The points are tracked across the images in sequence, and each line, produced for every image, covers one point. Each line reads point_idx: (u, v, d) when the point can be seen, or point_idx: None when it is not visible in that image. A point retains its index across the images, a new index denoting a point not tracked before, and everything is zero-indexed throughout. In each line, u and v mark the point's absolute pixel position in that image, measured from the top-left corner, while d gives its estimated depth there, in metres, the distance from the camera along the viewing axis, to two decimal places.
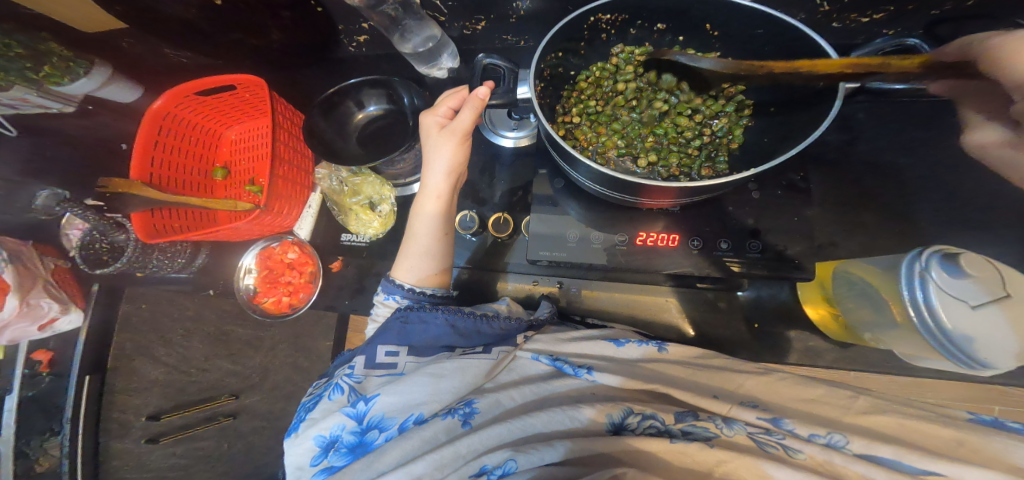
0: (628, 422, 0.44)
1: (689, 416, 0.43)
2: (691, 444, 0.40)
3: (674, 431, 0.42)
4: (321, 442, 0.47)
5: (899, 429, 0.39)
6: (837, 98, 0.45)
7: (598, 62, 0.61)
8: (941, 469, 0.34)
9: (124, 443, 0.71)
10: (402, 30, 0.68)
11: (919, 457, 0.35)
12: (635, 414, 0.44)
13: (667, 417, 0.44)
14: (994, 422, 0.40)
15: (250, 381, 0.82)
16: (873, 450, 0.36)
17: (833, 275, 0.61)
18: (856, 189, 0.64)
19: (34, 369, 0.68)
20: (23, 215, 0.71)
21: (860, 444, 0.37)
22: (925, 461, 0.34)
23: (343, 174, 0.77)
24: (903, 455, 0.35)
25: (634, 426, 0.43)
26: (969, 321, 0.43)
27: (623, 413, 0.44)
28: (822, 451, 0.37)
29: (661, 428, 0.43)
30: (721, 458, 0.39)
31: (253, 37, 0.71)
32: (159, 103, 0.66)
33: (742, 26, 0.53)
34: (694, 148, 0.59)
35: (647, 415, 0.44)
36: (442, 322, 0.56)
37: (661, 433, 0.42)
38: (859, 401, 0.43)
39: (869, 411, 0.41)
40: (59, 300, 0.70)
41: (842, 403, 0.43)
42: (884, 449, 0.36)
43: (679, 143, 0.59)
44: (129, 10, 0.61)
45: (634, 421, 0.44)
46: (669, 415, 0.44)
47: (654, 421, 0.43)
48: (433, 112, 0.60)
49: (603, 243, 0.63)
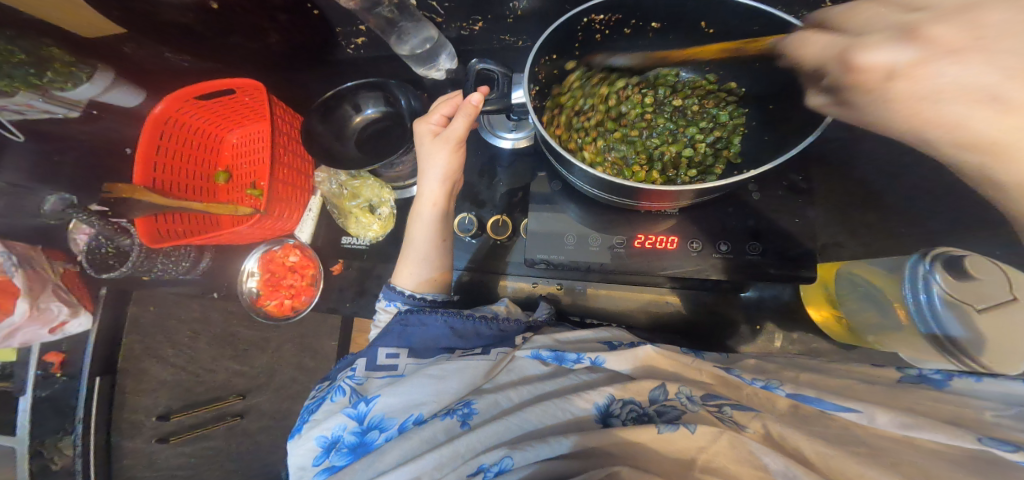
0: (612, 409, 0.44)
1: (661, 395, 0.45)
2: (675, 430, 0.40)
3: (651, 413, 0.43)
4: (323, 442, 0.47)
5: (825, 384, 0.44)
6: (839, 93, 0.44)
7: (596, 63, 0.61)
8: (854, 407, 0.38)
9: (135, 443, 0.73)
10: (399, 32, 0.66)
11: (838, 402, 0.39)
12: (618, 401, 0.45)
13: (643, 400, 0.45)
14: (919, 378, 0.42)
15: (257, 382, 0.84)
16: (801, 392, 0.42)
17: (836, 276, 0.60)
18: (859, 188, 0.63)
19: (47, 371, 0.70)
20: (34, 220, 0.73)
21: (789, 387, 0.44)
22: (842, 400, 0.39)
23: (342, 177, 0.77)
24: (825, 397, 0.40)
25: (619, 412, 0.44)
26: (971, 321, 0.43)
27: (606, 400, 0.45)
28: (780, 425, 0.39)
29: (640, 412, 0.44)
30: (702, 445, 0.39)
31: (251, 41, 0.71)
32: (159, 108, 0.67)
33: (736, 24, 0.51)
34: (692, 159, 0.58)
35: (627, 401, 0.45)
36: (442, 324, 0.56)
37: (641, 417, 0.43)
38: (801, 376, 0.46)
39: (809, 383, 0.44)
40: (70, 303, 0.72)
41: (788, 377, 0.46)
42: (810, 392, 0.42)
43: (678, 152, 0.59)
44: (126, 15, 0.61)
45: (617, 407, 0.45)
46: (644, 397, 0.45)
47: (633, 405, 0.44)
48: (426, 120, 0.60)
49: (602, 245, 0.62)
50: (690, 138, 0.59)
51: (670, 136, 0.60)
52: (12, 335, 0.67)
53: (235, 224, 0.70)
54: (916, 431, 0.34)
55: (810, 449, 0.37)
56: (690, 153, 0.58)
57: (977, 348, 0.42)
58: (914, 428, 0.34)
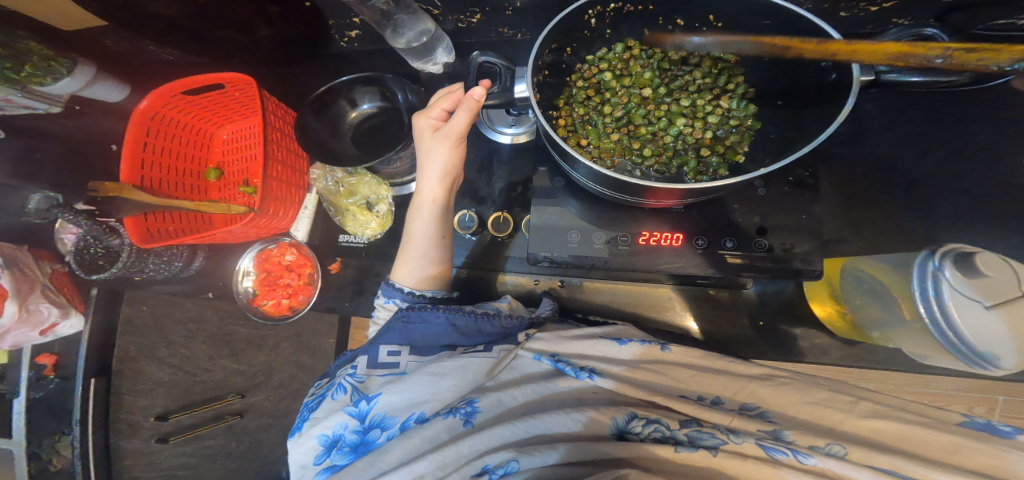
0: (632, 426, 0.43)
1: (693, 424, 0.42)
2: (695, 452, 0.39)
3: (679, 437, 0.41)
4: (323, 441, 0.46)
5: (898, 436, 0.39)
6: (851, 93, 0.43)
7: (619, 39, 0.56)
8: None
9: (132, 443, 0.72)
10: (394, 24, 0.64)
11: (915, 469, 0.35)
12: (640, 419, 0.43)
13: (672, 423, 0.43)
14: (987, 426, 0.40)
15: (255, 380, 0.83)
16: (869, 459, 0.37)
17: (840, 272, 0.60)
18: (862, 183, 0.63)
19: (39, 373, 0.67)
20: (16, 218, 0.70)
21: (857, 448, 0.38)
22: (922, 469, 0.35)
23: (338, 174, 0.75)
24: (900, 466, 0.36)
25: (639, 430, 0.43)
26: (981, 318, 0.42)
27: (626, 417, 0.43)
28: (827, 460, 0.37)
29: (666, 433, 0.42)
30: (723, 467, 0.38)
31: (239, 34, 0.68)
32: (145, 103, 0.64)
33: (747, 17, 0.50)
34: (685, 153, 0.55)
35: (650, 420, 0.43)
36: (442, 321, 0.56)
37: (665, 439, 0.41)
38: (859, 405, 0.42)
39: (869, 415, 0.41)
40: (60, 304, 0.69)
41: (842, 403, 0.43)
42: (879, 458, 0.37)
43: (672, 144, 0.56)
44: (107, 7, 0.58)
45: (638, 426, 0.43)
46: (674, 420, 0.43)
47: (659, 426, 0.42)
48: (426, 114, 0.58)
49: (604, 242, 0.61)
50: (709, 153, 0.56)
51: (691, 127, 0.55)
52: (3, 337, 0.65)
53: (229, 223, 0.68)
54: None
55: None
56: (697, 163, 0.55)
57: (993, 354, 0.43)
58: None
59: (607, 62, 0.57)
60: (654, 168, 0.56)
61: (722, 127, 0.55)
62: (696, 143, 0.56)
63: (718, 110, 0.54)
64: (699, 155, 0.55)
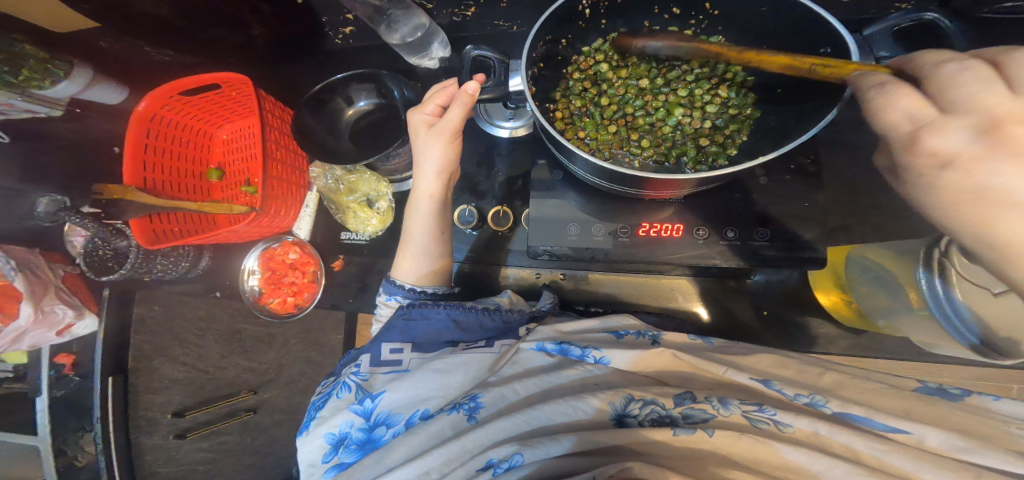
0: (630, 409, 0.43)
1: (688, 399, 0.44)
2: (692, 433, 0.40)
3: (675, 417, 0.42)
4: (331, 439, 0.47)
5: (865, 395, 0.41)
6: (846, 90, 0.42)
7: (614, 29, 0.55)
8: (907, 428, 0.36)
9: (152, 439, 0.72)
10: (388, 20, 0.63)
11: (888, 421, 0.37)
12: (637, 401, 0.44)
13: (667, 402, 0.44)
14: (935, 390, 0.42)
15: (267, 377, 0.84)
16: (847, 408, 0.39)
17: (845, 260, 0.59)
18: (867, 170, 0.61)
19: (59, 372, 0.67)
20: (26, 222, 0.71)
21: (836, 404, 0.39)
22: (892, 420, 0.36)
23: (338, 172, 0.75)
24: (874, 414, 0.37)
25: (636, 413, 0.43)
26: (988, 303, 0.42)
27: (624, 401, 0.44)
28: (802, 421, 0.38)
29: (662, 413, 0.43)
30: (717, 444, 0.40)
31: (233, 33, 0.68)
32: (143, 106, 0.64)
33: (746, 4, 0.48)
34: (683, 144, 0.55)
35: (648, 402, 0.44)
36: (444, 317, 0.56)
37: (662, 419, 0.42)
38: (825, 378, 0.44)
39: (836, 386, 0.42)
40: (74, 305, 0.70)
41: (809, 377, 0.44)
42: (854, 407, 0.39)
43: (670, 135, 0.55)
44: (98, 8, 0.57)
45: (636, 408, 0.43)
46: (668, 400, 0.44)
47: (655, 406, 0.43)
48: (420, 110, 0.58)
49: (605, 234, 0.60)
50: (708, 143, 0.55)
51: (688, 117, 0.54)
52: (22, 338, 0.66)
53: (231, 223, 0.69)
54: (973, 456, 0.33)
55: (861, 451, 0.36)
56: (697, 154, 0.54)
57: (999, 339, 0.43)
58: (968, 452, 0.34)
59: (603, 52, 0.56)
60: (651, 159, 0.56)
61: (719, 117, 0.54)
62: (694, 134, 0.55)
63: (715, 100, 0.54)
64: (697, 146, 0.54)
